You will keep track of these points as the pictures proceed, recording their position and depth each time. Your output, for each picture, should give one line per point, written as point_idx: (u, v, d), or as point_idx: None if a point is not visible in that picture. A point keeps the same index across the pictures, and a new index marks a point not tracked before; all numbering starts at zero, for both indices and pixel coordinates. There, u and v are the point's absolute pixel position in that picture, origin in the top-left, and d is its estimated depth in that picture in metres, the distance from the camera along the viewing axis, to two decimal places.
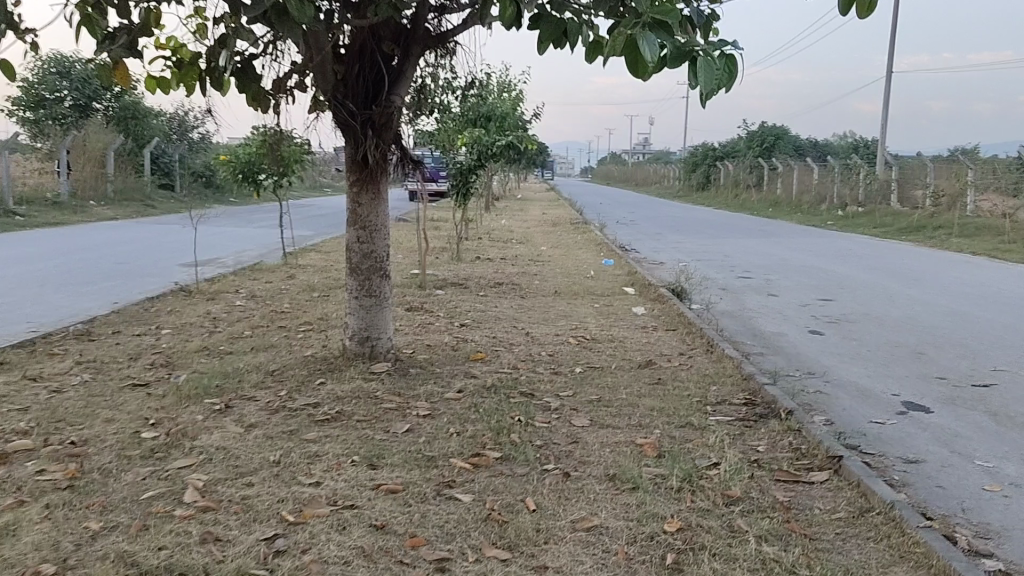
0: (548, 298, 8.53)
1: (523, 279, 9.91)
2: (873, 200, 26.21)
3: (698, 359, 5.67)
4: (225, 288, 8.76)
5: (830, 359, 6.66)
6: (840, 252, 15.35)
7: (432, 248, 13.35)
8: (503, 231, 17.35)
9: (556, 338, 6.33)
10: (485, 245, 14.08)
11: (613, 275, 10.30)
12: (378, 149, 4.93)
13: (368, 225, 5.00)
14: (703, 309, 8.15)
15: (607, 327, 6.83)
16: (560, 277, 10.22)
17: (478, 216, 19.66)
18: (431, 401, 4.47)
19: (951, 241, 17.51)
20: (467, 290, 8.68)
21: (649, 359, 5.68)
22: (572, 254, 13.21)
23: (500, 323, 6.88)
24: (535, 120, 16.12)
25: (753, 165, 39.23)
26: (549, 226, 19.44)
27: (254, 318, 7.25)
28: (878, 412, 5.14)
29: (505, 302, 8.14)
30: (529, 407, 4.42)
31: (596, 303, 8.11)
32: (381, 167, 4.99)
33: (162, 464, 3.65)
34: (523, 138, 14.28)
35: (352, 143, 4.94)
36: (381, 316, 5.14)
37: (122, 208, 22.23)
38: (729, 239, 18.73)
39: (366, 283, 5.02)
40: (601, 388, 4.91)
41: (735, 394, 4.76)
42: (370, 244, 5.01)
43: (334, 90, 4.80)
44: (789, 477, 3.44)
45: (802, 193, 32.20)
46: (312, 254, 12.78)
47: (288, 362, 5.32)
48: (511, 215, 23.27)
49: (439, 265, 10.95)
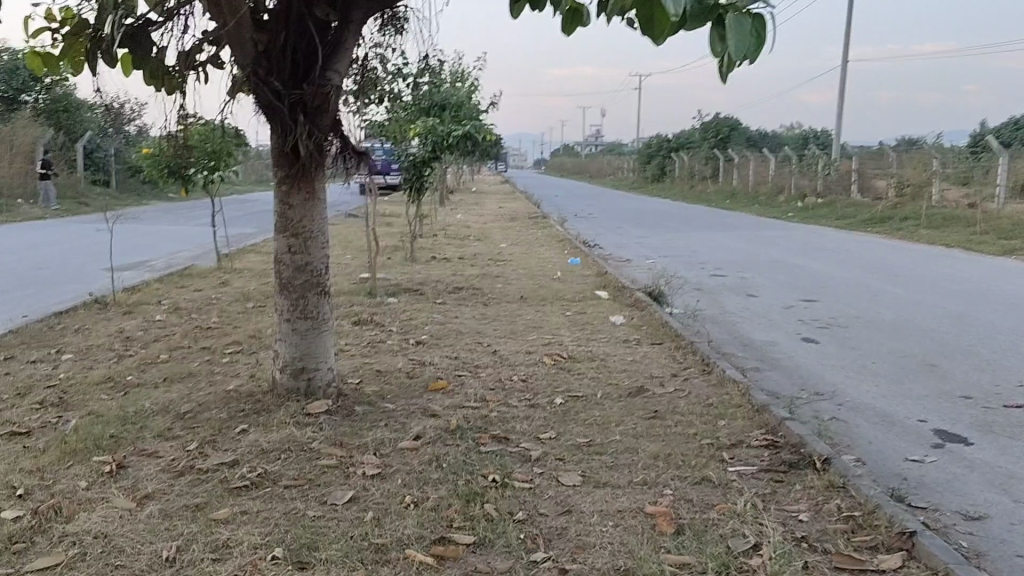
0: (512, 305, 7.66)
1: (485, 282, 9.03)
2: (834, 189, 25.81)
3: (696, 382, 4.84)
4: (147, 301, 7.72)
5: (835, 374, 5.88)
6: (812, 245, 14.72)
7: (383, 247, 12.40)
8: (459, 227, 16.41)
9: (528, 357, 5.47)
10: (440, 243, 13.15)
11: (582, 277, 9.46)
12: (312, 138, 3.99)
13: (300, 231, 4.07)
14: (685, 316, 7.35)
15: (584, 341, 5.99)
16: (523, 279, 9.35)
17: (432, 212, 18.67)
18: (380, 454, 3.56)
19: (920, 233, 17.05)
20: (422, 297, 7.79)
21: (640, 383, 4.84)
22: (534, 252, 12.34)
23: (462, 339, 5.99)
24: (491, 109, 15.19)
25: (709, 155, 38.76)
26: (507, 221, 18.55)
27: (174, 337, 6.25)
28: (911, 445, 4.37)
29: (466, 310, 7.26)
30: (504, 459, 3.54)
31: (567, 311, 7.26)
32: (316, 161, 4.06)
33: (18, 565, 2.71)
34: (480, 128, 13.36)
35: (279, 130, 4.00)
36: (320, 341, 4.21)
37: (51, 206, 20.76)
38: (694, 232, 18.05)
39: (300, 302, 4.10)
40: (588, 427, 4.05)
41: (750, 432, 3.95)
42: (303, 254, 4.09)
43: (253, 65, 3.85)
44: (852, 564, 2.64)
45: (760, 184, 31.76)
46: (251, 256, 11.72)
47: (206, 401, 4.37)
48: (466, 210, 22.32)
49: (391, 267, 10.02)
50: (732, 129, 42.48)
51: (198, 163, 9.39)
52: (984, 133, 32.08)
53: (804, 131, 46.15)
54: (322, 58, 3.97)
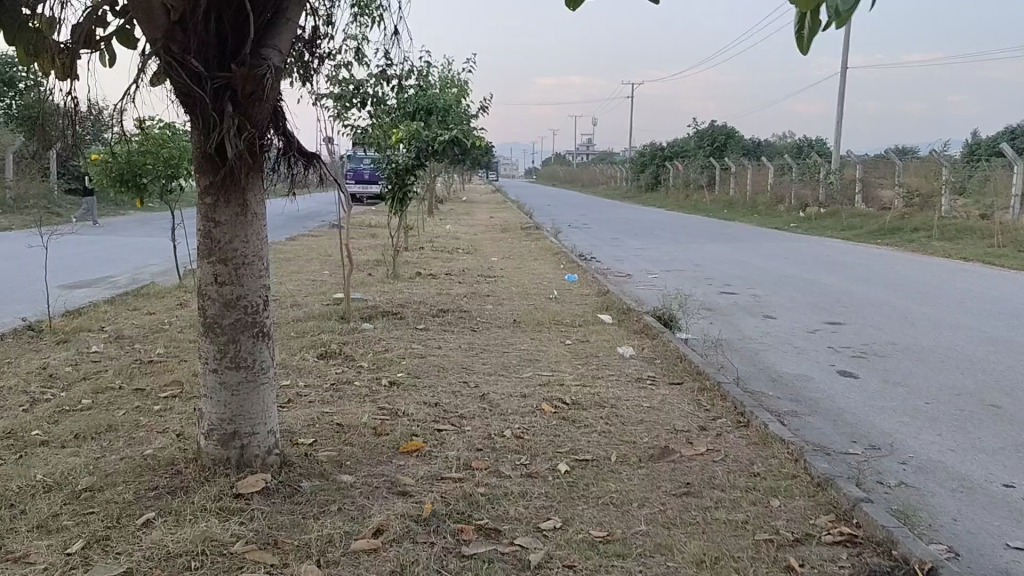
0: (504, 332, 6.73)
1: (473, 302, 8.10)
2: (836, 199, 25.02)
3: (732, 441, 3.92)
4: (87, 328, 6.73)
5: (887, 421, 4.96)
6: (822, 259, 13.86)
7: (365, 262, 11.47)
8: (447, 239, 15.47)
9: (521, 402, 4.54)
10: (427, 257, 12.23)
11: (581, 296, 8.53)
12: (244, 136, 3.05)
13: (229, 256, 3.13)
14: (703, 345, 6.44)
15: (589, 380, 5.06)
16: (517, 299, 8.43)
17: (419, 223, 17.74)
18: (325, 564, 2.62)
19: (932, 245, 16.26)
20: (403, 322, 6.86)
21: (665, 442, 3.91)
22: (527, 267, 11.42)
23: (444, 377, 5.05)
24: (481, 113, 14.29)
25: (704, 164, 37.96)
26: (499, 233, 17.65)
27: (106, 376, 5.29)
28: (1007, 525, 3.46)
29: (450, 339, 6.33)
30: (494, 567, 2.62)
31: (567, 340, 6.32)
32: (250, 167, 3.13)
33: None
34: (469, 133, 12.44)
35: (201, 125, 3.07)
36: (257, 398, 3.27)
37: (19, 216, 19.70)
38: (694, 244, 17.17)
39: (229, 348, 3.17)
40: (605, 509, 3.12)
41: (816, 520, 3.03)
42: (233, 286, 3.15)
43: (166, 40, 2.94)
44: None
45: (758, 194, 30.98)
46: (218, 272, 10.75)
47: (112, 472, 3.42)
48: (457, 220, 21.41)
49: (371, 286, 9.09)
50: (727, 136, 41.71)
51: (153, 170, 8.43)
52: (985, 140, 31.55)
53: (799, 140, 45.56)
54: (256, 32, 3.06)
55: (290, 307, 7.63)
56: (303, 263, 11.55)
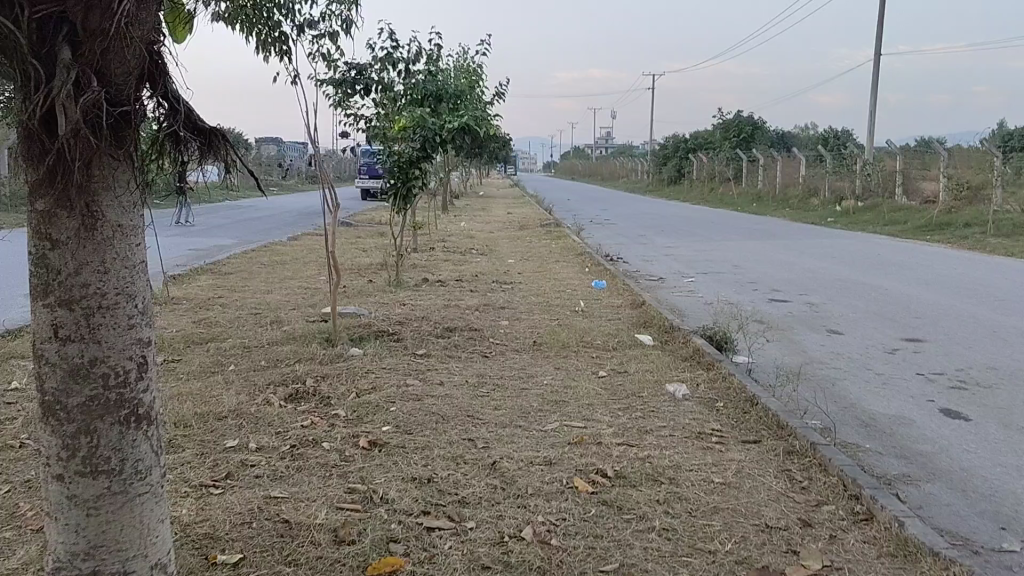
0: (522, 358, 5.50)
1: (487, 316, 6.90)
2: (874, 191, 23.64)
3: (857, 552, 2.70)
4: (18, 357, 5.54)
5: None
6: (875, 259, 12.55)
7: (366, 266, 10.29)
8: (461, 239, 14.25)
9: (545, 475, 3.33)
10: (437, 260, 11.02)
11: (612, 307, 7.29)
12: (85, 104, 1.84)
13: (72, 301, 1.94)
14: (768, 378, 5.19)
15: (635, 436, 3.83)
16: (537, 311, 7.21)
17: (430, 220, 16.56)
18: None
19: (990, 242, 14.85)
20: (400, 345, 5.66)
21: (756, 552, 2.70)
22: (548, 271, 10.21)
23: (444, 431, 3.85)
24: (497, 100, 13.06)
25: (730, 156, 36.52)
26: (516, 230, 16.41)
27: (10, 428, 4.10)
28: None
29: (457, 370, 5.10)
30: None
31: (600, 371, 5.08)
32: (104, 152, 1.92)
33: None
34: (483, 122, 11.14)
35: (21, 87, 1.85)
36: (132, 517, 2.11)
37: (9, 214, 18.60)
38: (728, 242, 15.86)
39: (81, 444, 2.01)
40: None
41: None
42: (83, 348, 1.96)
43: None
44: None
45: (788, 187, 29.55)
46: (202, 277, 9.57)
47: None
48: (472, 216, 20.20)
49: (369, 296, 7.90)
50: (755, 127, 40.17)
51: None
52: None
53: (830, 130, 43.92)
54: None
55: (268, 325, 6.45)
56: (299, 266, 10.40)
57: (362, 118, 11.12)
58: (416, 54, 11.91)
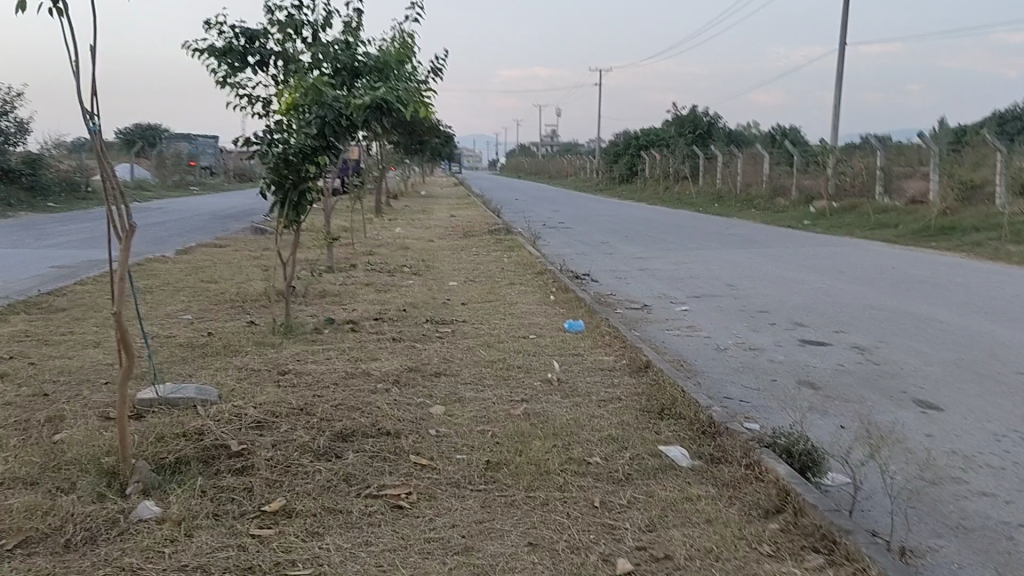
0: (465, 513, 2.97)
1: (404, 398, 4.35)
2: (849, 190, 21.64)
3: None
4: None
5: None
6: (899, 275, 10.28)
7: (255, 297, 7.65)
8: (391, 251, 11.63)
9: None
10: (354, 285, 8.42)
11: (602, 377, 4.79)
12: None
13: None
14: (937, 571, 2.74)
15: None
16: (486, 385, 4.67)
17: (356, 226, 13.89)
18: None
19: (1010, 250, 12.75)
20: (237, 493, 3.08)
21: None
22: (501, 300, 7.70)
23: None
24: (434, 78, 10.47)
25: (687, 152, 34.32)
26: (458, 239, 13.82)
27: None
28: None
29: (333, 568, 2.55)
30: None
31: (618, 562, 2.57)
32: None
33: None
34: (419, 100, 8.33)
35: None
36: None
37: None
38: (708, 250, 13.49)
39: None
40: None
41: None
42: None
43: None
44: None
45: (750, 185, 27.52)
46: (16, 318, 6.80)
47: None
48: (409, 221, 17.53)
49: (237, 355, 5.31)
50: (711, 122, 38.04)
51: None
52: (1001, 123, 28.40)
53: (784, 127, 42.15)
54: None
55: (34, 431, 3.79)
56: (163, 297, 7.71)
57: (256, 101, 8.47)
58: (329, 17, 9.27)
